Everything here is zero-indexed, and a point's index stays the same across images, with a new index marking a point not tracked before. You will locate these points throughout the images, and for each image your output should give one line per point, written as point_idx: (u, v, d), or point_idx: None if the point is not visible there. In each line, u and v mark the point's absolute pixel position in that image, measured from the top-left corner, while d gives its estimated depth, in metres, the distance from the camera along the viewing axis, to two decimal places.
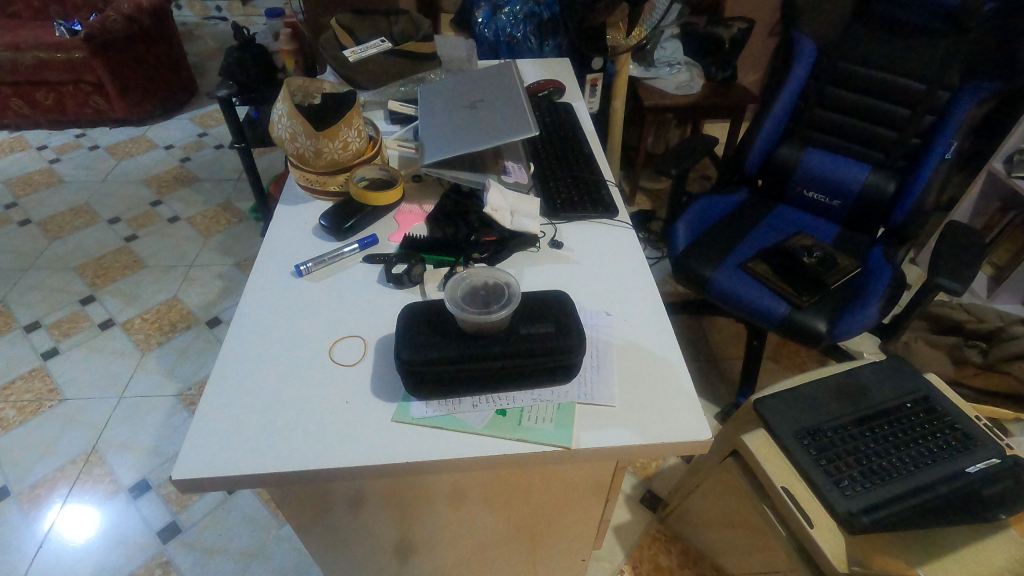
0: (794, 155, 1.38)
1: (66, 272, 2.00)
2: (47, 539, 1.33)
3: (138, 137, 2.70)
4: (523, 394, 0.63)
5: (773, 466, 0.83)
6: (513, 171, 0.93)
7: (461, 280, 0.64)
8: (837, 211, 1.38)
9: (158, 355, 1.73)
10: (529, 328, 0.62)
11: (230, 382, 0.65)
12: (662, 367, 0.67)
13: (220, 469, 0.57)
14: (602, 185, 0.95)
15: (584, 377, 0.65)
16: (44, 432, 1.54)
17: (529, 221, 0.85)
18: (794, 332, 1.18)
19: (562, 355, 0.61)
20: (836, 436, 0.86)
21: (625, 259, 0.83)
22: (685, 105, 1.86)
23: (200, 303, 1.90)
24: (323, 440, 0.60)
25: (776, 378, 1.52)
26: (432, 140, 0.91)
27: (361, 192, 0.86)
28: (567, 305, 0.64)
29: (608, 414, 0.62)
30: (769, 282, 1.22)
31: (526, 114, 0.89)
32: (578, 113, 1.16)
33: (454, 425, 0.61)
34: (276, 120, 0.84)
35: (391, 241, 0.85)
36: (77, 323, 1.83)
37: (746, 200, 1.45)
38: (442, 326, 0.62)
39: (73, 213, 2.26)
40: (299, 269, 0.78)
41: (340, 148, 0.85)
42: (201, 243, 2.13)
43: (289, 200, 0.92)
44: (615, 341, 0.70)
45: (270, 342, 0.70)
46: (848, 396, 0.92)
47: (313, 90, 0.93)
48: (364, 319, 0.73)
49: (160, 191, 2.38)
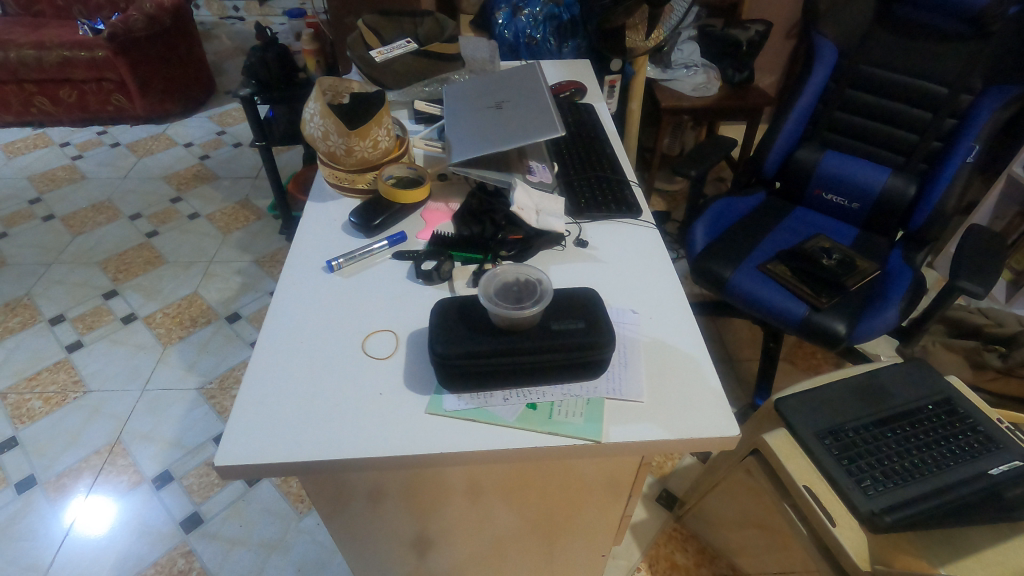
0: (814, 157, 1.38)
1: (89, 267, 2.04)
2: (71, 528, 1.36)
3: (158, 135, 2.74)
4: (552, 389, 0.64)
5: (795, 465, 0.84)
6: (537, 171, 0.95)
7: (494, 276, 0.66)
8: (856, 213, 1.38)
9: (179, 350, 1.76)
10: (560, 324, 0.63)
11: (267, 373, 0.67)
12: (689, 365, 0.68)
13: (260, 457, 0.59)
14: (625, 185, 0.97)
15: (612, 374, 0.66)
16: (69, 423, 1.57)
17: (554, 220, 0.86)
18: (813, 333, 1.18)
19: (592, 350, 0.62)
20: (858, 436, 0.86)
21: (649, 258, 0.84)
22: (702, 107, 1.86)
23: (220, 299, 1.93)
24: (358, 431, 0.61)
25: (792, 379, 1.53)
26: (458, 139, 0.93)
27: (389, 189, 0.88)
28: (596, 302, 0.66)
29: (636, 410, 0.63)
30: (788, 283, 1.22)
31: (552, 114, 0.91)
32: (599, 114, 1.17)
33: (486, 417, 0.62)
34: (308, 119, 0.86)
35: (419, 238, 0.87)
36: (100, 317, 1.86)
37: (764, 202, 1.45)
38: (474, 320, 0.64)
39: (96, 209, 2.29)
40: (331, 265, 0.80)
41: (370, 147, 0.87)
42: (221, 239, 2.16)
43: (318, 198, 0.93)
44: (642, 338, 0.71)
45: (305, 335, 0.72)
46: (869, 397, 0.92)
47: (342, 90, 0.94)
48: (396, 314, 0.74)
49: (180, 188, 2.42)
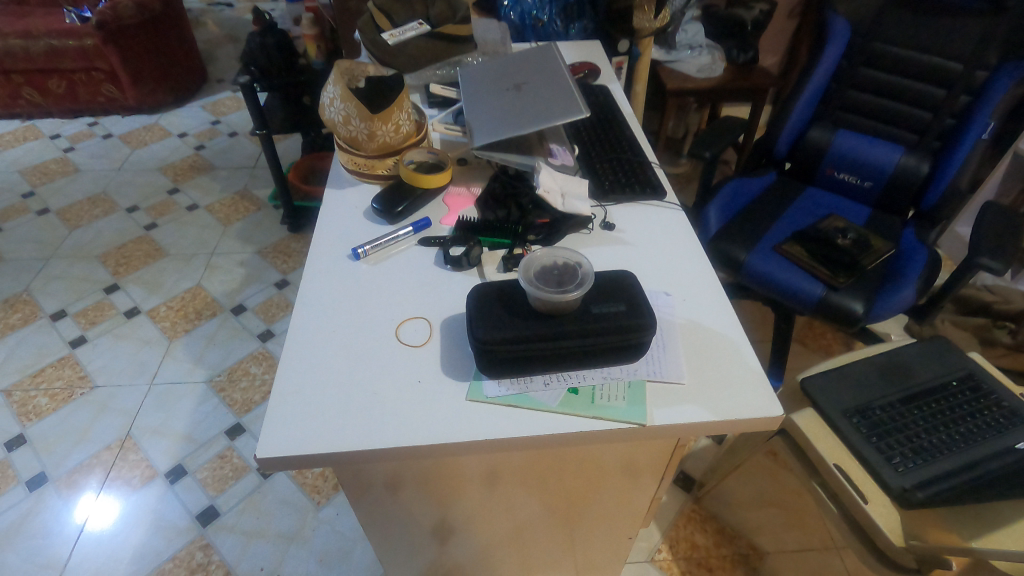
0: (826, 137, 1.37)
1: (88, 261, 2.00)
2: (86, 522, 1.35)
3: (152, 125, 2.69)
4: (593, 372, 0.64)
5: (824, 444, 0.85)
6: (558, 154, 0.94)
7: (533, 259, 0.64)
8: (868, 192, 1.38)
9: (185, 343, 1.74)
10: (601, 307, 0.62)
11: (301, 363, 0.66)
12: (727, 346, 0.68)
13: (302, 448, 0.58)
14: (647, 166, 0.95)
15: (652, 356, 0.66)
16: (77, 420, 1.55)
17: (580, 203, 0.85)
18: (830, 314, 1.18)
19: (635, 333, 0.61)
20: (885, 415, 0.87)
21: (679, 240, 0.83)
22: (708, 88, 1.85)
23: (224, 291, 1.91)
24: (398, 421, 0.60)
25: (804, 359, 1.53)
26: (479, 122, 0.91)
27: (411, 174, 0.86)
28: (634, 285, 0.65)
29: (678, 392, 0.63)
30: (805, 264, 1.22)
31: (574, 95, 0.89)
32: (615, 95, 1.16)
33: (529, 403, 0.61)
34: (328, 103, 0.84)
35: (443, 224, 0.85)
36: (103, 312, 1.83)
37: (776, 183, 1.45)
38: (513, 304, 0.63)
39: (91, 202, 2.25)
40: (357, 252, 0.79)
41: (392, 131, 0.85)
42: (221, 231, 2.13)
43: (337, 184, 0.92)
44: (678, 321, 0.71)
45: (337, 324, 0.70)
46: (893, 375, 0.93)
47: (358, 73, 0.92)
48: (427, 300, 0.73)
49: (177, 179, 2.38)
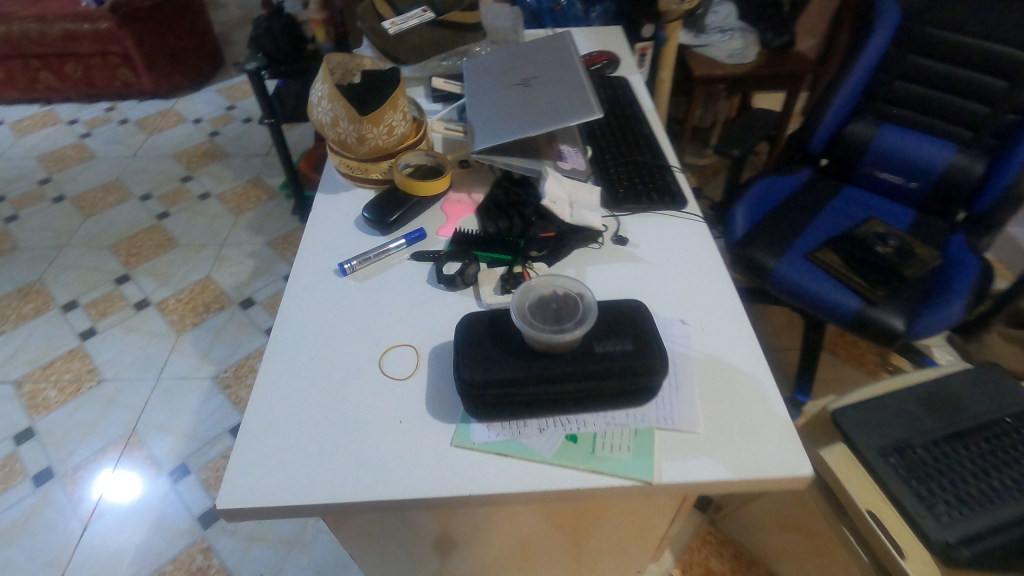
0: (868, 132, 1.26)
1: (100, 251, 1.99)
2: (102, 497, 1.38)
3: (167, 110, 2.66)
4: (595, 417, 0.56)
5: (856, 487, 0.77)
6: (569, 156, 0.85)
7: (529, 290, 0.57)
8: (913, 194, 1.26)
9: (193, 337, 1.72)
10: (604, 345, 0.55)
11: (274, 396, 0.60)
12: (751, 387, 0.60)
13: (265, 497, 0.52)
14: (667, 171, 0.86)
15: (662, 399, 0.58)
16: (85, 414, 1.54)
17: (590, 214, 0.76)
18: (866, 329, 1.08)
19: (643, 377, 0.54)
20: (926, 453, 0.78)
21: (700, 258, 0.74)
22: (739, 75, 1.72)
23: (233, 283, 1.88)
24: (374, 468, 0.54)
25: (834, 370, 1.43)
26: (481, 122, 0.83)
27: (406, 181, 0.79)
28: (645, 319, 0.57)
29: (692, 443, 0.55)
30: (839, 274, 1.12)
31: (587, 93, 0.80)
32: (635, 88, 1.06)
33: (521, 451, 0.55)
34: (316, 103, 0.76)
35: (439, 235, 0.78)
36: (113, 303, 1.82)
37: (811, 182, 1.33)
38: (504, 339, 0.56)
39: (106, 190, 2.24)
40: (344, 268, 0.72)
41: (385, 133, 0.77)
42: (232, 221, 2.10)
43: (329, 188, 0.85)
44: (694, 354, 0.63)
45: (315, 350, 0.64)
46: (937, 407, 0.83)
47: (353, 67, 0.85)
48: (416, 324, 0.67)
49: (190, 167, 2.35)
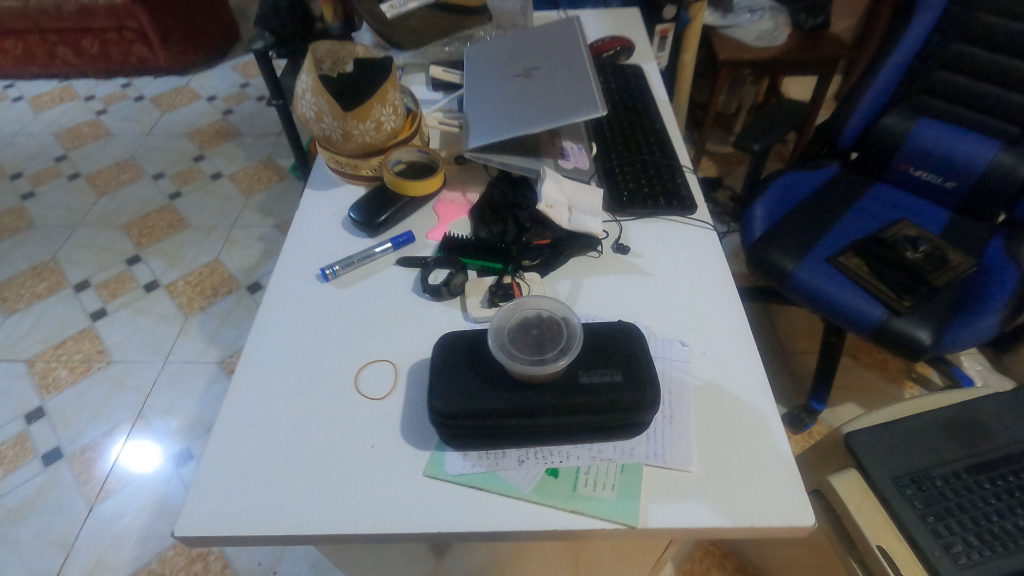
0: (903, 125, 1.16)
1: (113, 230, 2.00)
2: (118, 459, 1.43)
3: (182, 87, 2.64)
4: (579, 451, 0.52)
5: (867, 518, 0.71)
6: (572, 154, 0.79)
7: (507, 316, 0.52)
8: (950, 194, 1.16)
9: (200, 321, 1.72)
10: (590, 375, 0.50)
11: (244, 413, 0.57)
12: (753, 422, 0.55)
13: (226, 525, 0.50)
14: (678, 172, 0.80)
15: (654, 432, 0.54)
16: (94, 396, 1.56)
17: (590, 219, 0.71)
18: (889, 341, 1.01)
19: (631, 412, 0.50)
20: (947, 486, 0.72)
21: (706, 271, 0.69)
22: (767, 59, 1.61)
23: (241, 267, 1.86)
24: (343, 498, 0.51)
25: (854, 377, 1.36)
26: (478, 117, 0.78)
27: (395, 179, 0.74)
28: (638, 346, 0.53)
29: (682, 484, 0.51)
30: (863, 281, 1.04)
31: (592, 89, 0.74)
32: (649, 78, 0.99)
33: (497, 485, 0.51)
34: (299, 96, 0.71)
35: (429, 238, 0.74)
36: (124, 284, 1.83)
37: (838, 178, 1.25)
38: (482, 365, 0.52)
39: (120, 168, 2.24)
40: (326, 273, 0.69)
41: (372, 129, 0.73)
42: (243, 202, 2.08)
43: (318, 183, 0.81)
44: (693, 381, 0.58)
45: (290, 363, 0.61)
46: (962, 434, 0.77)
47: (343, 55, 0.79)
48: (397, 337, 0.63)
49: (203, 146, 2.33)
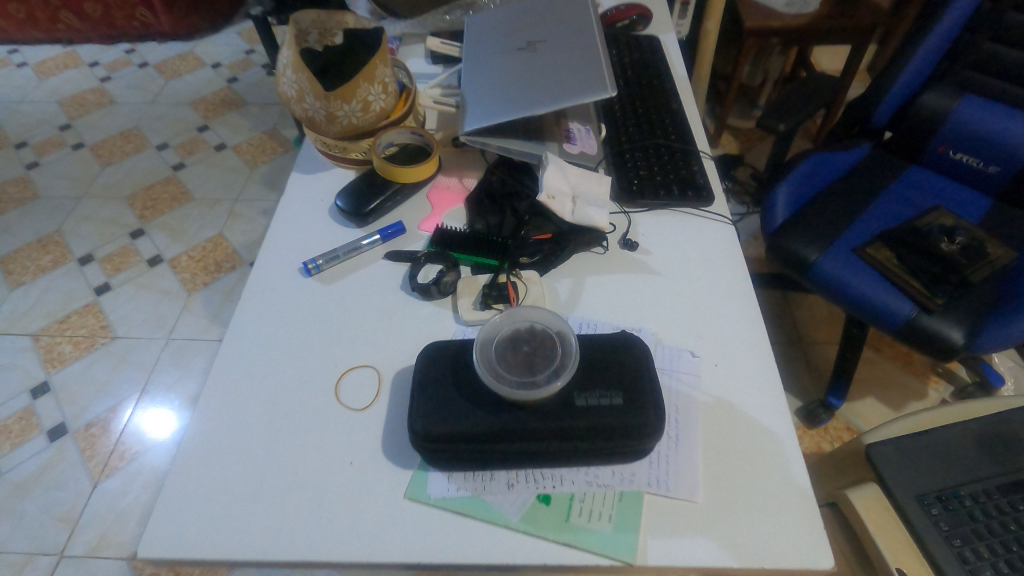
0: (944, 104, 1.04)
1: (117, 202, 1.96)
2: (132, 420, 1.46)
3: (187, 53, 2.56)
4: (574, 475, 0.48)
5: (887, 539, 0.66)
6: (578, 136, 0.73)
7: (489, 329, 0.49)
8: (992, 180, 1.05)
9: (204, 298, 1.69)
10: (587, 397, 0.45)
11: (217, 421, 0.54)
12: (767, 445, 0.50)
13: (195, 546, 0.47)
14: (695, 159, 0.73)
15: (657, 456, 0.49)
16: (98, 372, 1.55)
17: (596, 211, 0.65)
18: (917, 339, 0.94)
19: (632, 438, 0.45)
20: (977, 506, 0.67)
21: (720, 270, 0.63)
22: (797, 27, 1.49)
23: (244, 242, 1.82)
24: (316, 520, 0.48)
25: (876, 371, 1.30)
26: (475, 95, 0.71)
27: (384, 165, 0.68)
28: (642, 363, 0.47)
29: (687, 516, 0.46)
30: (892, 274, 0.97)
31: (600, 65, 0.66)
32: (666, 50, 0.91)
33: (483, 512, 0.47)
34: (281, 73, 0.65)
35: (421, 229, 0.68)
36: (128, 258, 1.80)
37: (870, 160, 1.16)
38: (466, 383, 0.47)
39: (124, 138, 2.18)
40: (308, 267, 0.64)
41: (359, 110, 0.66)
42: (247, 174, 2.02)
43: (306, 166, 0.76)
44: (702, 398, 0.53)
45: (268, 367, 0.57)
46: (998, 450, 0.70)
47: (331, 26, 0.74)
48: (381, 341, 0.59)
49: (207, 115, 2.24)
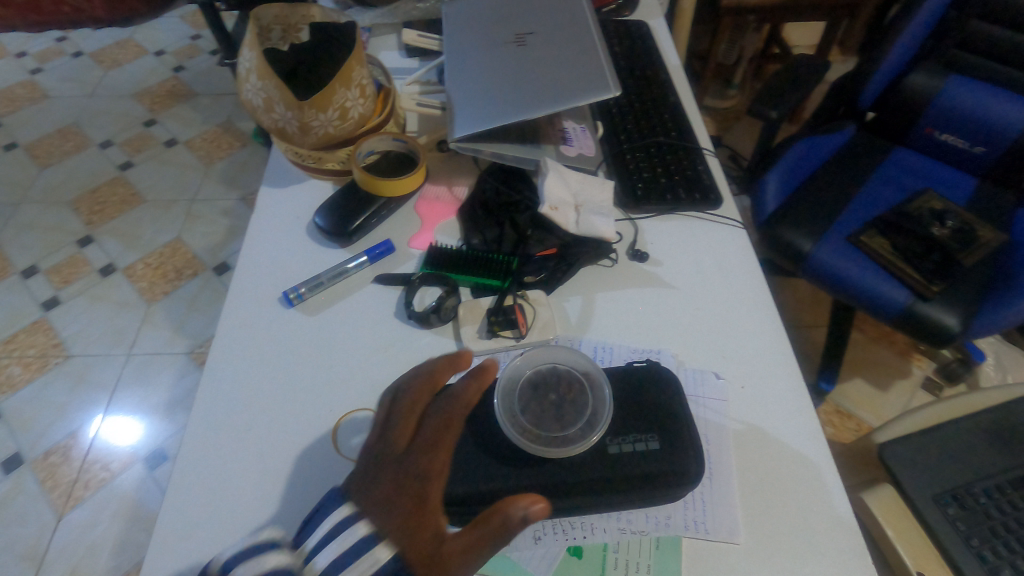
0: (931, 84, 1.00)
1: (61, 207, 1.68)
2: (98, 434, 1.27)
3: (126, 41, 2.19)
4: (605, 523, 0.44)
5: (907, 542, 0.65)
6: (574, 137, 0.68)
7: (513, 373, 0.46)
8: (978, 160, 1.02)
9: (165, 307, 1.47)
10: (620, 443, 0.43)
11: (199, 485, 0.47)
12: (804, 473, 0.47)
13: None
14: (698, 158, 0.69)
15: (692, 495, 0.45)
16: (54, 394, 1.33)
17: (601, 220, 0.59)
18: (913, 327, 0.92)
19: (668, 484, 0.42)
20: (992, 503, 0.66)
21: (737, 281, 0.59)
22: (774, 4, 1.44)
23: (205, 246, 1.59)
24: None
25: (867, 352, 1.29)
26: (461, 96, 0.64)
27: (366, 177, 0.62)
28: (676, 399, 0.45)
29: (728, 561, 0.43)
30: (885, 261, 0.94)
31: (601, 63, 0.61)
32: (656, 36, 0.86)
33: (511, 571, 0.43)
34: (244, 78, 0.57)
35: (412, 247, 0.62)
36: (77, 268, 1.55)
37: (855, 142, 1.12)
38: (486, 437, 0.43)
39: (62, 135, 1.88)
40: (289, 297, 0.58)
41: (336, 118, 0.60)
42: (203, 171, 1.76)
43: (278, 179, 0.69)
44: (732, 425, 0.49)
45: (252, 416, 0.51)
46: (1009, 444, 0.69)
47: (296, 21, 0.66)
48: (380, 379, 0.53)
49: (155, 108, 1.95)
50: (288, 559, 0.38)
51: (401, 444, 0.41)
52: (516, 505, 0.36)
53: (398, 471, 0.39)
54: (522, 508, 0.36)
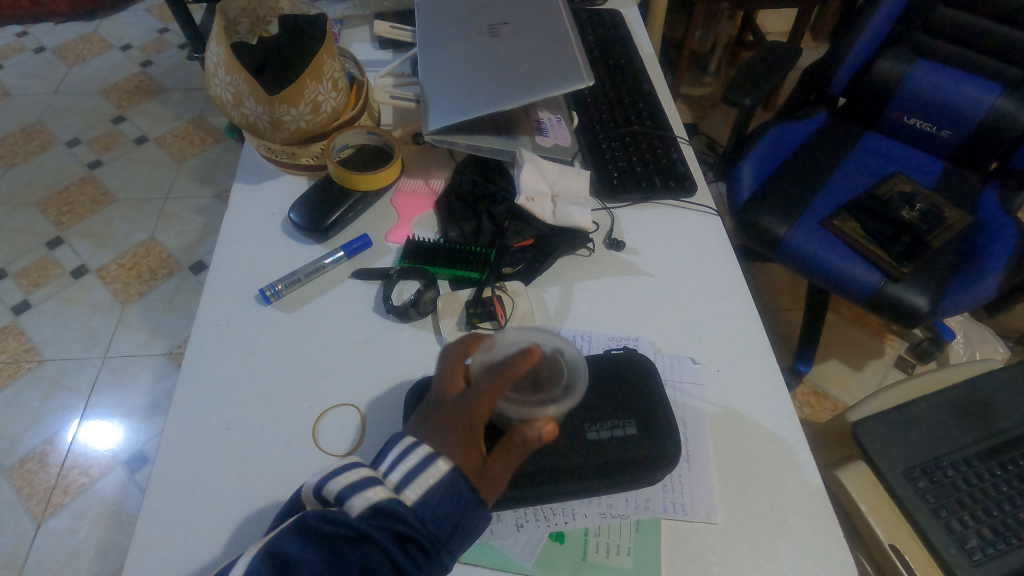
0: (899, 69, 1.01)
1: (27, 209, 1.64)
2: (76, 438, 1.25)
3: (90, 35, 2.13)
4: (585, 508, 0.45)
5: (880, 517, 0.66)
6: (549, 127, 0.68)
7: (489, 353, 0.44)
8: (945, 143, 1.04)
9: (141, 308, 1.44)
10: (598, 430, 0.44)
11: (177, 487, 0.47)
12: (778, 453, 0.48)
13: None
14: (673, 146, 0.70)
15: (669, 478, 0.46)
16: (27, 400, 1.30)
17: (578, 210, 0.60)
18: (885, 309, 0.94)
19: (646, 467, 0.43)
20: (959, 476, 0.69)
21: (712, 267, 0.60)
22: None
23: (180, 245, 1.56)
24: None
25: (841, 333, 1.32)
26: (435, 89, 0.63)
27: (342, 172, 0.61)
28: (652, 386, 0.47)
29: (707, 541, 0.44)
30: (856, 244, 0.96)
31: (574, 53, 0.61)
32: (630, 26, 0.87)
33: (494, 559, 0.44)
34: (212, 73, 0.56)
35: (389, 241, 0.62)
36: (47, 271, 1.51)
37: (828, 128, 1.13)
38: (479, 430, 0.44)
39: (26, 134, 1.82)
40: (266, 294, 0.57)
41: (308, 113, 0.59)
42: (175, 169, 1.72)
43: (250, 175, 0.68)
44: (708, 409, 0.50)
45: (231, 417, 0.50)
46: (975, 420, 0.72)
47: (264, 14, 0.65)
48: (361, 375, 0.53)
49: (122, 105, 1.90)
50: (369, 472, 0.39)
51: (454, 383, 0.41)
52: (530, 427, 0.38)
53: (452, 404, 0.40)
54: (534, 429, 0.39)
